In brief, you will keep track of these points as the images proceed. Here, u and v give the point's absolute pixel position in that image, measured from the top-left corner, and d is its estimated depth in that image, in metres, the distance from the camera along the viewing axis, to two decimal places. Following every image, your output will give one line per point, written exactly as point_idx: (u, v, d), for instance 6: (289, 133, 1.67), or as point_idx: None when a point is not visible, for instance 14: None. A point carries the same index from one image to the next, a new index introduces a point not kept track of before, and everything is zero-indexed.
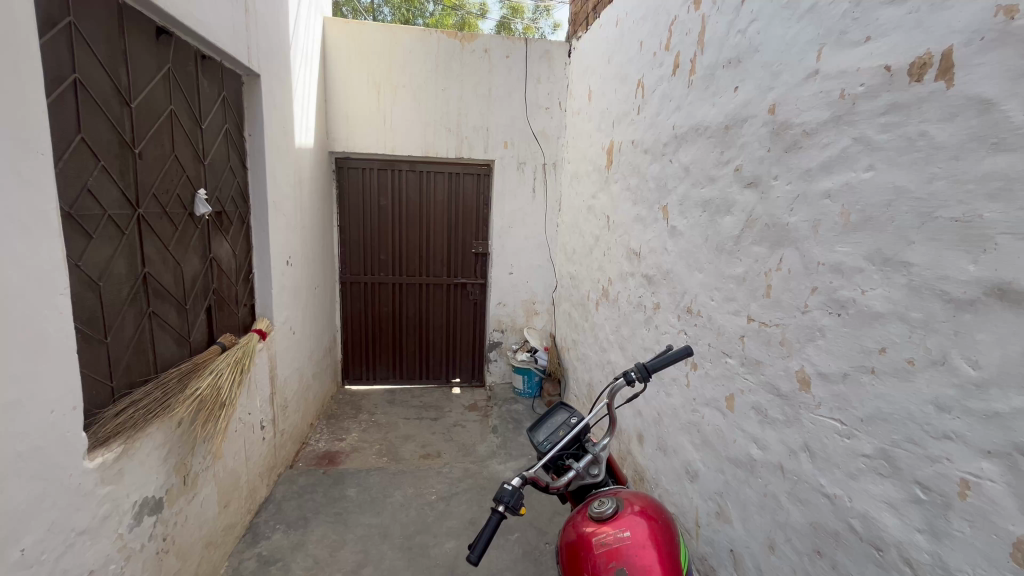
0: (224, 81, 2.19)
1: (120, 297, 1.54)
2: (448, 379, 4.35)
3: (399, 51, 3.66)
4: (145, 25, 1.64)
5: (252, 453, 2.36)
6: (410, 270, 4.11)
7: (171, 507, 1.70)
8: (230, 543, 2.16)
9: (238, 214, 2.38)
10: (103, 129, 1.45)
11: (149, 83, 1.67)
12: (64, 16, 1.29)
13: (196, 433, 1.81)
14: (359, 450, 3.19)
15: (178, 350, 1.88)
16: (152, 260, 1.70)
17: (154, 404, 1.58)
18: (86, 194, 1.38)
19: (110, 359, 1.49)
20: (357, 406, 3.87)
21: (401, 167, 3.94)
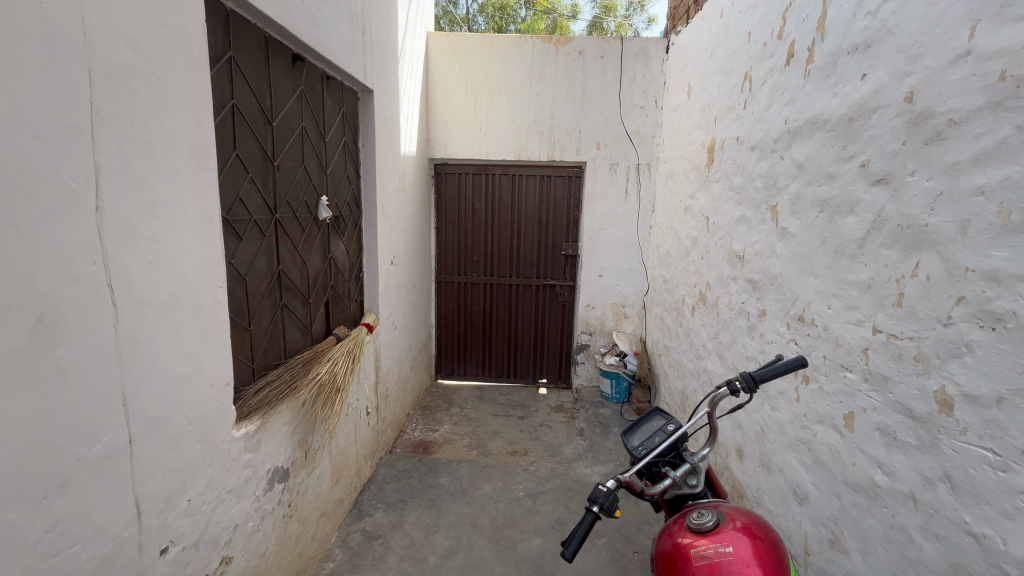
0: (344, 98, 2.43)
1: (261, 291, 1.77)
2: (536, 379, 4.41)
3: (495, 59, 3.79)
4: (284, 53, 1.87)
5: (359, 436, 2.59)
6: (501, 271, 4.23)
7: (295, 478, 1.92)
8: (339, 516, 2.39)
9: (352, 218, 2.62)
10: (252, 145, 1.69)
11: (287, 104, 1.91)
12: (226, 51, 1.52)
13: (316, 414, 2.02)
14: (451, 441, 3.35)
15: (303, 339, 2.11)
16: (284, 259, 1.93)
17: (285, 385, 1.80)
18: (238, 202, 1.62)
19: (252, 344, 1.72)
20: (449, 399, 4.07)
21: (495, 171, 4.07)
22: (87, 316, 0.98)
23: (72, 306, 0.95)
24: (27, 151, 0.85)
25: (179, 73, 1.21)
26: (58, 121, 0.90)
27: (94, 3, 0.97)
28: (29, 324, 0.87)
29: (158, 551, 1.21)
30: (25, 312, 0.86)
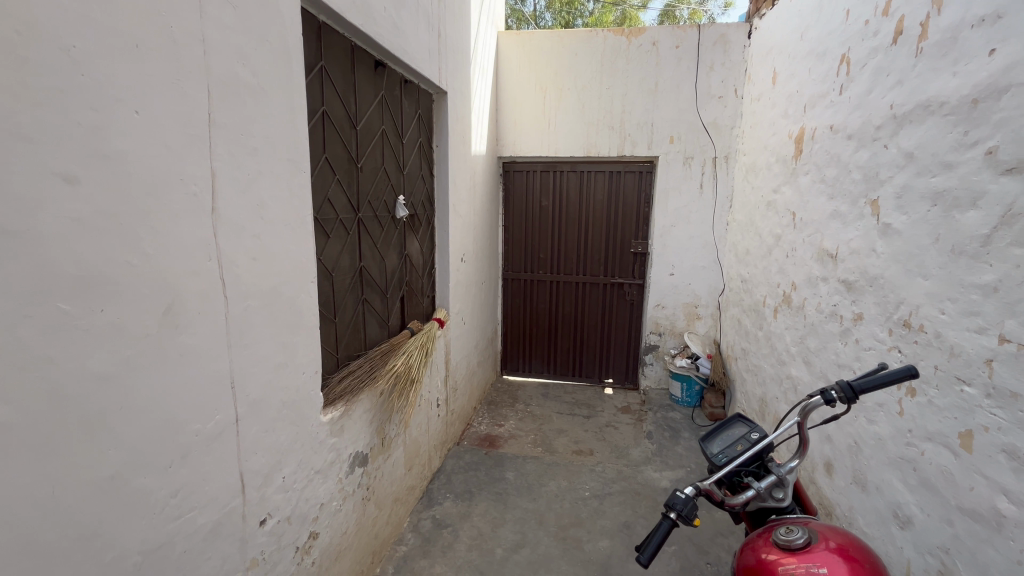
0: (420, 100, 2.52)
1: (344, 286, 1.89)
2: (602, 378, 4.34)
3: (565, 55, 3.76)
4: (367, 60, 1.97)
5: (430, 426, 2.68)
6: (568, 268, 4.20)
7: (373, 463, 2.03)
8: (411, 502, 2.49)
9: (426, 216, 2.72)
10: (339, 149, 1.80)
11: (369, 108, 2.01)
12: (318, 62, 1.63)
13: (392, 404, 2.12)
14: (516, 437, 3.38)
15: (381, 332, 2.22)
16: (365, 256, 2.04)
17: (365, 375, 1.90)
18: (327, 203, 1.73)
19: (337, 336, 1.84)
20: (514, 395, 4.11)
21: (563, 168, 4.05)
22: (205, 306, 1.09)
23: (193, 298, 1.06)
24: (159, 159, 0.96)
25: (280, 83, 1.31)
26: (183, 131, 1.01)
27: (212, 23, 1.07)
28: (159, 313, 0.98)
29: (257, 522, 1.33)
30: (156, 302, 0.97)
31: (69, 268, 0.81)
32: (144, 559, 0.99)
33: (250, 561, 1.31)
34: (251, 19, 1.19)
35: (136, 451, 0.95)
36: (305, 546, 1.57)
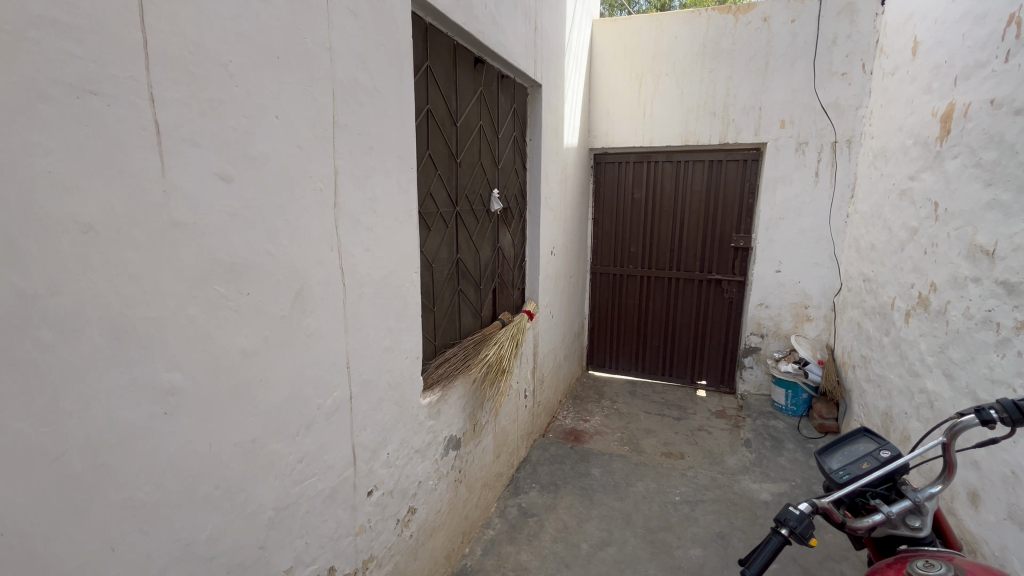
0: (515, 94, 2.54)
1: (443, 276, 1.97)
2: (694, 380, 4.12)
3: (664, 39, 3.59)
4: (468, 57, 2.02)
5: (517, 417, 2.73)
6: (660, 263, 4.04)
7: (465, 447, 2.11)
8: (498, 489, 2.56)
9: (518, 209, 2.75)
10: (440, 145, 1.87)
11: (468, 105, 2.07)
12: (424, 62, 1.71)
13: (484, 391, 2.19)
14: (602, 434, 3.33)
15: (474, 322, 2.30)
16: (462, 248, 2.12)
17: (460, 362, 1.98)
18: (429, 197, 1.82)
19: (435, 324, 1.93)
20: (600, 391, 4.05)
21: (658, 158, 3.88)
22: (327, 292, 1.20)
23: (318, 284, 1.17)
24: (293, 159, 1.07)
25: (393, 85, 1.39)
26: (312, 132, 1.11)
27: (338, 32, 1.17)
28: (291, 297, 1.09)
29: (366, 492, 1.44)
30: (289, 287, 1.09)
31: (224, 256, 0.93)
32: (277, 514, 1.12)
33: (359, 527, 1.43)
34: (370, 25, 1.27)
35: (272, 419, 1.08)
36: (405, 519, 1.68)
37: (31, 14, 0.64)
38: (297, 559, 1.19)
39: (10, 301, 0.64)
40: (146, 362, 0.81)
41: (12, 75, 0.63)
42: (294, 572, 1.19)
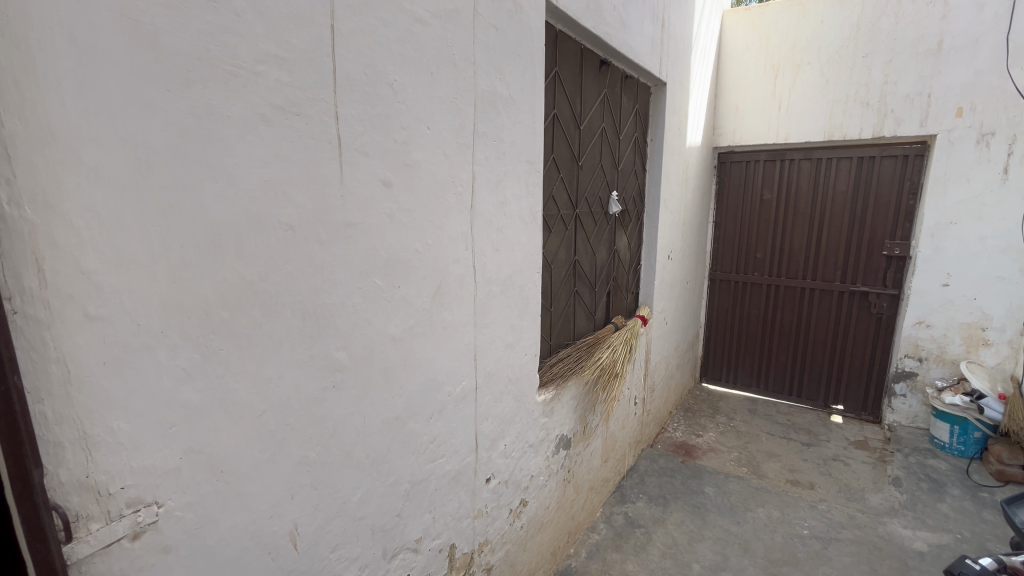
0: (639, 94, 2.49)
1: (561, 277, 2.00)
2: (828, 403, 3.68)
3: (807, 25, 3.26)
4: (595, 60, 2.03)
5: (627, 423, 2.67)
6: (792, 271, 3.67)
7: (575, 448, 2.12)
8: (604, 494, 2.53)
9: (636, 211, 2.69)
10: (564, 148, 1.91)
11: (592, 107, 2.07)
12: (553, 68, 1.76)
13: (596, 394, 2.18)
14: (717, 451, 3.12)
15: (588, 324, 2.30)
16: (580, 250, 2.13)
17: (573, 363, 2.00)
18: (551, 199, 1.86)
19: (551, 323, 1.97)
20: (715, 406, 3.79)
21: (794, 156, 3.53)
22: (461, 288, 1.30)
23: (454, 281, 1.27)
24: (439, 166, 1.17)
25: (526, 93, 1.45)
26: (456, 141, 1.21)
27: (482, 47, 1.25)
28: (431, 291, 1.20)
29: (484, 479, 1.52)
30: (431, 282, 1.19)
31: (382, 253, 1.05)
32: (412, 489, 1.23)
33: (477, 511, 1.51)
34: (508, 37, 1.35)
35: (412, 401, 1.19)
36: (517, 510, 1.74)
37: (259, 52, 0.78)
38: (425, 531, 1.30)
39: (236, 285, 0.79)
40: (322, 341, 0.95)
41: (246, 103, 0.77)
42: (422, 543, 1.30)
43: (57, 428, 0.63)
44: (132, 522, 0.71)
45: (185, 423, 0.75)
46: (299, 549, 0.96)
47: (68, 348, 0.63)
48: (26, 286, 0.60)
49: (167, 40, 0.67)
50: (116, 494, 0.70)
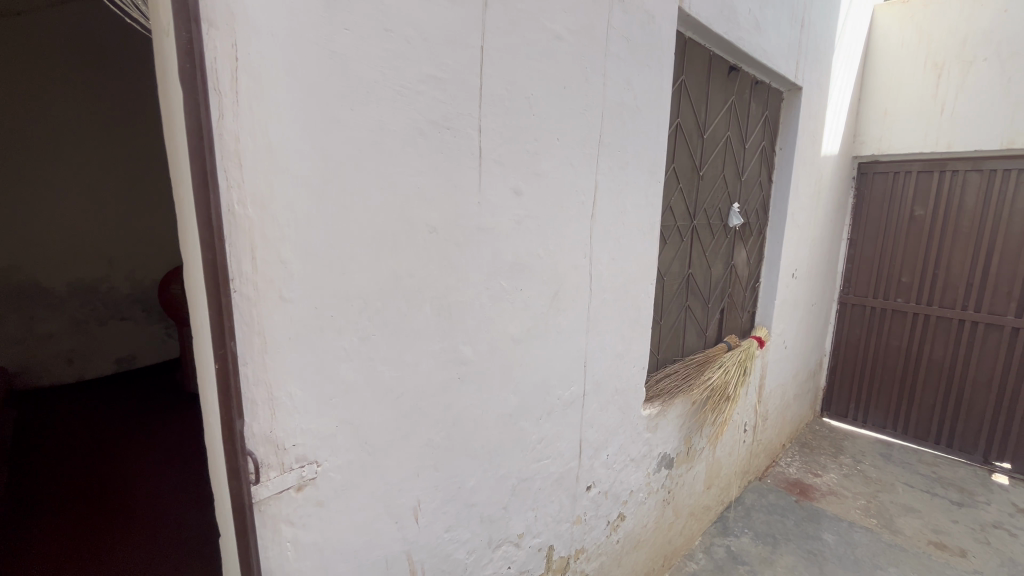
0: (769, 100, 2.34)
1: (673, 290, 1.94)
2: (989, 459, 3.11)
3: (984, 16, 2.81)
4: (723, 66, 1.95)
5: (735, 451, 2.50)
6: (947, 300, 3.17)
7: (677, 469, 2.03)
8: (704, 523, 2.39)
9: (758, 225, 2.52)
10: (686, 158, 1.85)
11: (718, 115, 1.99)
12: (680, 76, 1.72)
13: (704, 416, 2.07)
14: (839, 495, 2.79)
15: (698, 341, 2.19)
16: (695, 263, 2.04)
17: (681, 380, 1.93)
18: (669, 210, 1.82)
19: (660, 337, 1.92)
20: (839, 445, 3.39)
21: (958, 167, 3.05)
22: (577, 295, 1.32)
23: (571, 287, 1.30)
24: (566, 175, 1.21)
25: (653, 102, 1.44)
26: (582, 151, 1.24)
27: (613, 59, 1.27)
28: (550, 295, 1.24)
29: (585, 487, 1.53)
30: (550, 287, 1.23)
31: (509, 256, 1.11)
32: (518, 485, 1.28)
33: (577, 517, 1.52)
34: (639, 49, 1.35)
35: (525, 399, 1.24)
36: (615, 523, 1.71)
37: (422, 73, 0.88)
38: (527, 528, 1.34)
39: (389, 279, 0.90)
40: (453, 335, 1.03)
41: (409, 119, 0.88)
42: (524, 539, 1.34)
43: (255, 388, 0.77)
44: (298, 475, 0.84)
45: (342, 397, 0.87)
46: (420, 523, 1.05)
47: (267, 324, 0.76)
48: (244, 269, 0.73)
49: (354, 67, 0.79)
50: (289, 449, 0.82)
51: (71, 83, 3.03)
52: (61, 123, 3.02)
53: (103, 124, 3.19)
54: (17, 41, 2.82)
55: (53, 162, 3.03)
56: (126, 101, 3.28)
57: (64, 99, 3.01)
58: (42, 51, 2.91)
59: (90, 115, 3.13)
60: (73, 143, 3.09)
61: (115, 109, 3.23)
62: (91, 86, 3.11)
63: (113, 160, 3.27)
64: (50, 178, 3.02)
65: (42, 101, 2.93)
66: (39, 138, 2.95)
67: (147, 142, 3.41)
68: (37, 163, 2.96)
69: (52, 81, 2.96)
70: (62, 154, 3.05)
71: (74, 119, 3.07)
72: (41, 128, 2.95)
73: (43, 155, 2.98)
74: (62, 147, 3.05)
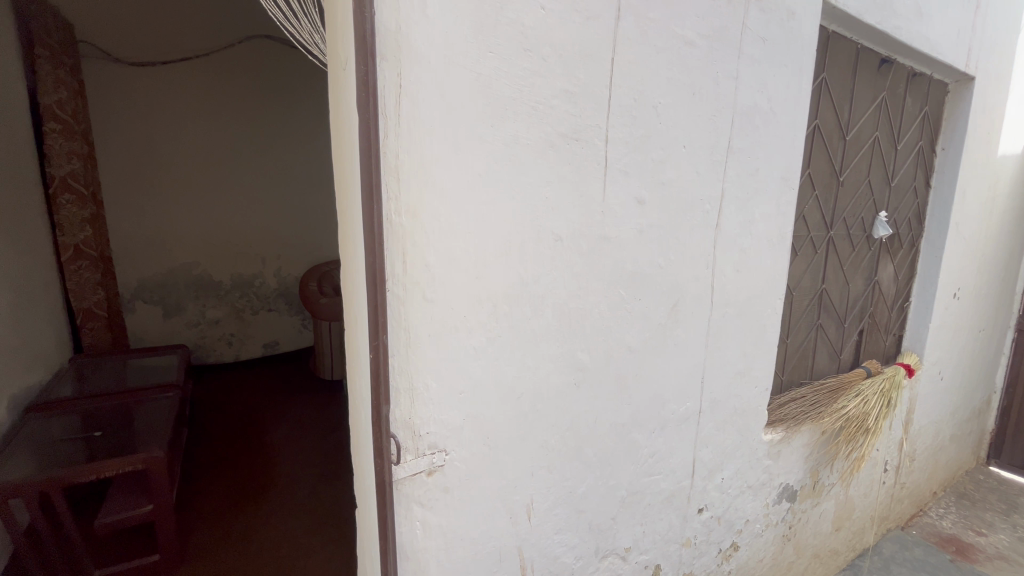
0: (929, 94, 2.04)
1: (802, 307, 1.77)
2: None
3: None
4: (872, 59, 1.75)
5: (871, 492, 2.20)
6: None
7: (801, 503, 1.84)
8: (831, 569, 2.14)
9: (910, 236, 2.20)
10: (823, 162, 1.69)
11: (864, 114, 1.78)
12: (820, 74, 1.58)
13: (835, 448, 1.86)
14: (1010, 561, 2.32)
15: (830, 364, 1.97)
16: (829, 277, 1.84)
17: (809, 407, 1.75)
18: (801, 219, 1.67)
19: (785, 356, 1.76)
20: (1012, 502, 2.82)
21: None
22: (696, 307, 1.27)
23: (691, 298, 1.25)
24: (690, 183, 1.17)
25: (789, 104, 1.34)
26: (709, 158, 1.19)
27: (746, 61, 1.21)
28: (668, 307, 1.21)
29: (697, 509, 1.45)
30: (669, 298, 1.20)
31: (629, 266, 1.11)
32: (627, 497, 1.26)
33: (686, 539, 1.45)
34: (776, 48, 1.27)
35: (638, 411, 1.22)
36: (727, 553, 1.61)
37: (555, 89, 0.92)
38: (634, 542, 1.31)
39: (516, 285, 0.95)
40: (570, 342, 1.05)
41: (541, 133, 0.92)
42: (631, 553, 1.31)
43: (399, 378, 0.85)
44: (429, 461, 0.91)
45: (469, 393, 0.93)
46: (532, 522, 1.08)
47: (411, 322, 0.85)
48: (397, 271, 0.82)
49: (495, 87, 0.85)
50: (423, 437, 0.90)
51: (263, 109, 3.68)
52: (253, 141, 3.69)
53: (284, 143, 3.81)
54: (226, 75, 3.52)
55: (246, 173, 3.70)
56: (301, 124, 3.85)
57: (256, 121, 3.67)
58: (244, 84, 3.58)
59: (274, 135, 3.76)
60: (262, 158, 3.74)
61: (291, 126, 3.81)
62: (276, 111, 3.73)
63: (283, 170, 3.84)
64: (243, 184, 3.71)
65: (239, 121, 3.61)
66: (237, 153, 3.65)
67: (316, 159, 3.96)
68: (236, 174, 3.67)
69: (250, 107, 3.63)
70: (253, 167, 3.72)
71: (263, 138, 3.72)
72: (240, 145, 3.65)
73: (239, 167, 3.67)
74: (253, 160, 3.71)
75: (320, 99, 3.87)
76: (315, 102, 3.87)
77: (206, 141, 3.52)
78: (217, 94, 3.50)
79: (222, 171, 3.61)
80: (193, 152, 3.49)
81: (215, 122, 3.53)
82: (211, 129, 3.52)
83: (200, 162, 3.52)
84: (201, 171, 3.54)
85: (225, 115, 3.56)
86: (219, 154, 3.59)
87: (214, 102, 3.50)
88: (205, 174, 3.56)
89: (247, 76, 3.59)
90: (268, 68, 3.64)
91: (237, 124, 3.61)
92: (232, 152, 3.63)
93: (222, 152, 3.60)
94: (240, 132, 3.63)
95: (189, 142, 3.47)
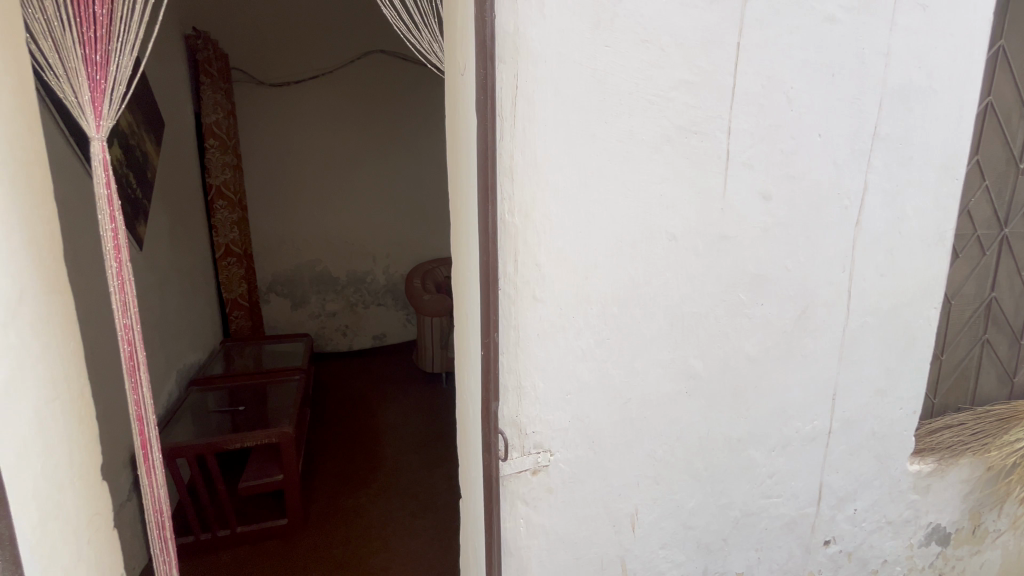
0: None
1: (963, 318, 1.51)
2: None
3: None
4: None
5: None
6: None
7: (956, 550, 1.56)
8: None
9: None
10: (997, 147, 1.43)
11: None
12: (996, 41, 1.34)
13: (1007, 491, 1.54)
14: None
15: (999, 389, 1.61)
16: (1002, 284, 1.52)
17: (972, 438, 1.48)
18: (964, 215, 1.43)
19: (938, 373, 1.53)
20: None
21: None
22: (828, 315, 1.13)
23: (823, 305, 1.12)
24: (826, 175, 1.04)
25: (957, 80, 1.13)
26: (850, 147, 1.06)
27: (900, 33, 1.05)
28: (796, 313, 1.09)
29: (823, 540, 1.30)
30: (797, 304, 1.09)
31: (751, 267, 1.02)
32: (741, 518, 1.16)
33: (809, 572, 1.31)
34: (941, 15, 1.08)
35: (756, 427, 1.12)
36: None
37: (675, 79, 0.87)
38: (748, 568, 1.21)
39: (625, 285, 0.91)
40: (683, 348, 0.99)
41: (657, 126, 0.87)
42: None
43: (508, 375, 0.87)
44: (534, 460, 0.91)
45: (576, 394, 0.92)
46: (636, 533, 1.04)
47: (521, 319, 0.85)
48: (508, 270, 0.83)
49: (612, 81, 0.82)
50: (529, 435, 0.90)
51: (381, 118, 3.97)
52: (371, 147, 4.00)
53: (396, 151, 4.08)
54: (349, 86, 3.85)
55: (362, 179, 4.03)
56: (413, 127, 4.07)
57: (374, 131, 3.98)
58: (365, 94, 3.90)
59: (388, 144, 4.04)
60: (375, 166, 4.04)
61: (403, 130, 4.05)
62: (391, 118, 4.00)
63: (396, 172, 4.10)
64: (362, 186, 4.05)
65: (360, 128, 3.94)
66: (357, 158, 3.99)
67: (425, 164, 4.16)
68: (355, 179, 4.01)
69: (370, 117, 3.94)
70: (368, 173, 4.04)
71: (380, 145, 4.02)
72: (360, 152, 3.98)
73: (358, 171, 4.01)
74: (370, 166, 4.03)
75: (430, 105, 4.06)
76: (425, 108, 4.07)
77: (333, 149, 3.91)
78: (342, 106, 3.86)
79: (342, 178, 3.98)
80: (322, 158, 3.90)
81: (340, 132, 3.90)
82: (337, 136, 3.90)
83: (328, 166, 3.92)
84: (329, 175, 3.93)
85: (347, 124, 3.90)
86: (342, 161, 3.95)
87: (340, 114, 3.87)
88: (330, 180, 3.95)
89: (366, 86, 3.89)
90: (385, 79, 3.92)
91: (357, 133, 3.94)
92: (353, 156, 3.97)
93: (346, 157, 3.95)
94: (360, 140, 3.96)
95: (319, 150, 3.87)
